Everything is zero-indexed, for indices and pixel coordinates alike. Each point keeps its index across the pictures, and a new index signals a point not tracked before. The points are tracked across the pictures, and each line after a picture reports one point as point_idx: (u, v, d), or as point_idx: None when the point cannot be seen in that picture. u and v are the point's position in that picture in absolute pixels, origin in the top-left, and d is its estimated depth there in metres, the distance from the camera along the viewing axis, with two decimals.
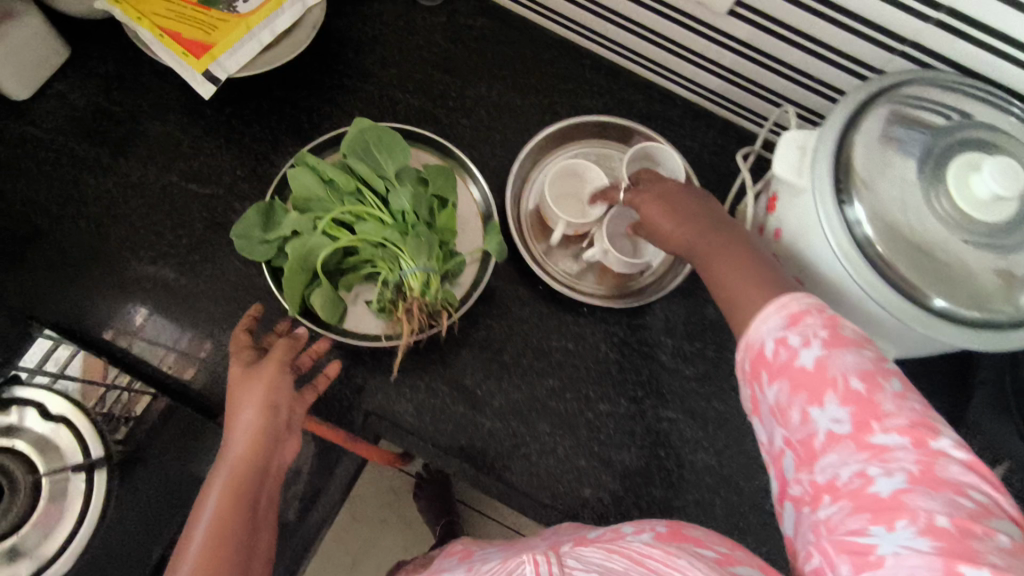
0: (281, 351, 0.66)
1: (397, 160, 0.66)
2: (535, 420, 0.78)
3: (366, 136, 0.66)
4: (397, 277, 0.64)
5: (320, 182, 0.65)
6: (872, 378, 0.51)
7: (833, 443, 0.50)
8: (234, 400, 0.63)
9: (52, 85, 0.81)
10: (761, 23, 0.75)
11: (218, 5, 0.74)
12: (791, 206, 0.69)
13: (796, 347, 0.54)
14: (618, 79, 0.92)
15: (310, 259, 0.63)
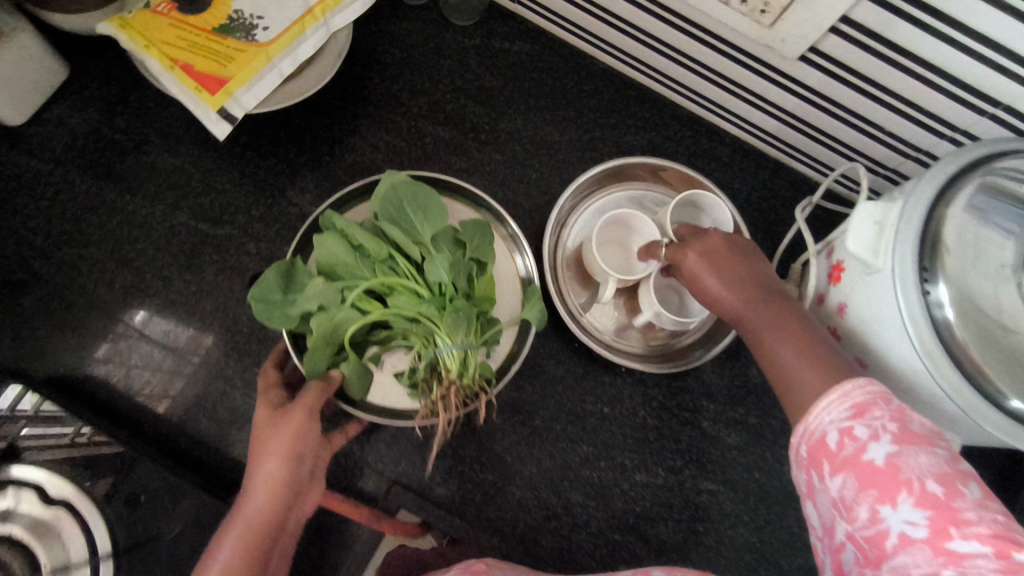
0: (314, 396, 0.54)
1: (432, 223, 0.61)
2: (567, 491, 0.73)
3: (399, 196, 0.60)
4: (432, 355, 0.59)
5: (348, 246, 0.59)
6: (955, 481, 0.42)
7: (905, 548, 0.41)
8: (255, 445, 0.52)
9: (49, 108, 0.74)
10: (833, 72, 0.68)
11: (235, 34, 0.66)
12: (861, 285, 0.63)
13: (863, 439, 0.44)
14: (663, 112, 0.85)
15: (336, 335, 0.57)
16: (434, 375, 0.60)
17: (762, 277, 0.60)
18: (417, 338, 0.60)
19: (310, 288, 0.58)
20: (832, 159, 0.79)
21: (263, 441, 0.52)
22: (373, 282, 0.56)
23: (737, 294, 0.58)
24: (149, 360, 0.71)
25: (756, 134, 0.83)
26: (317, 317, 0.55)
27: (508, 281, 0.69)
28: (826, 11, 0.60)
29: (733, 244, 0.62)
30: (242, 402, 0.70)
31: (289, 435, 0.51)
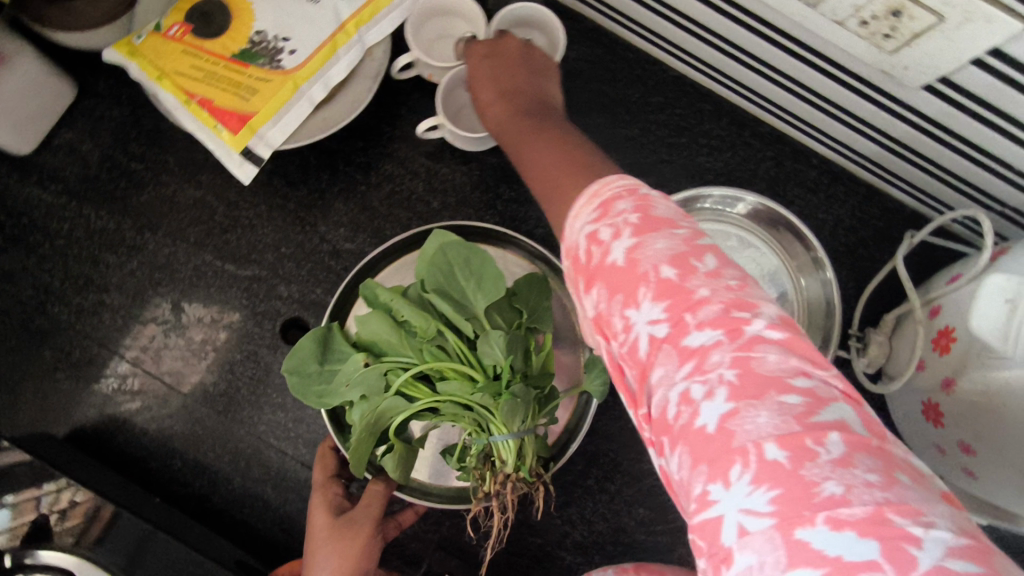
0: (377, 504, 0.53)
1: (486, 292, 0.52)
2: (620, 556, 0.69)
3: (448, 261, 0.52)
4: (486, 443, 0.53)
5: (393, 324, 0.52)
6: (690, 261, 0.35)
7: (656, 354, 0.34)
8: (316, 556, 0.51)
9: (58, 133, 0.67)
10: (963, 105, 0.56)
11: (258, 60, 0.58)
12: (976, 367, 0.55)
13: (607, 241, 0.37)
14: (743, 129, 0.75)
15: (380, 425, 0.51)
16: (487, 464, 0.54)
17: (540, 93, 0.57)
18: (468, 423, 0.53)
19: (351, 372, 0.52)
20: (939, 191, 0.69)
21: (325, 554, 0.51)
22: (422, 370, 0.49)
23: (502, 97, 0.57)
24: (176, 410, 0.66)
25: (848, 156, 0.73)
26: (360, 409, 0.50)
27: (566, 343, 0.64)
28: (971, 44, 0.48)
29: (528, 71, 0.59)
30: (276, 461, 0.66)
31: (360, 543, 0.52)
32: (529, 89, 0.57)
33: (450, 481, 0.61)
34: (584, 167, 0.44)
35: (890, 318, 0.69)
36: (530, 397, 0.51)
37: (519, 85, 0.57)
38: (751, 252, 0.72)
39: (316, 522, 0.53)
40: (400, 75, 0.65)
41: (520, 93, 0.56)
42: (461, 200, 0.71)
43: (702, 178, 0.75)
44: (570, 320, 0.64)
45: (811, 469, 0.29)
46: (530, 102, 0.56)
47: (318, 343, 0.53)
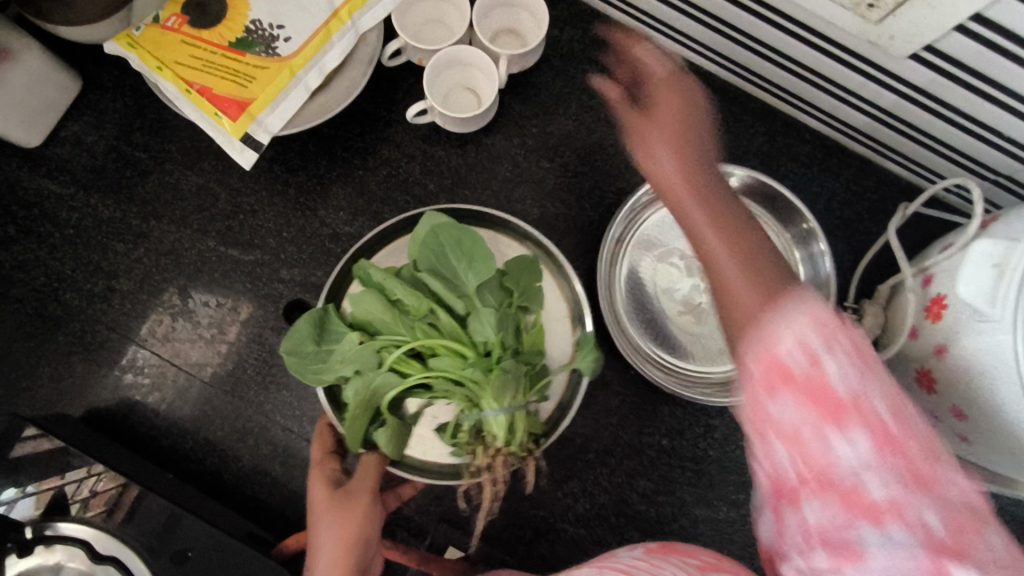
0: (373, 472, 0.55)
1: (478, 271, 0.53)
2: (622, 528, 0.69)
3: (439, 243, 0.53)
4: (477, 418, 0.55)
5: (386, 303, 0.54)
6: (897, 402, 0.35)
7: (851, 469, 0.34)
8: (319, 519, 0.53)
9: (65, 126, 0.70)
10: (950, 73, 0.56)
11: (254, 48, 0.60)
12: (968, 332, 0.56)
13: (818, 356, 0.34)
14: (733, 104, 0.76)
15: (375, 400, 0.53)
16: (478, 439, 0.56)
17: (694, 137, 0.47)
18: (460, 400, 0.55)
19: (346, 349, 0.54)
20: (931, 160, 0.69)
21: (328, 517, 0.52)
22: (411, 346, 0.51)
23: (650, 140, 0.48)
24: (185, 392, 0.69)
25: (841, 129, 0.73)
26: (354, 384, 0.52)
27: (557, 323, 0.65)
28: (953, 10, 0.48)
29: (665, 64, 0.53)
30: (283, 438, 0.68)
31: (361, 510, 0.53)
32: (680, 126, 0.48)
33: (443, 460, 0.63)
34: (767, 266, 0.42)
35: (885, 288, 0.69)
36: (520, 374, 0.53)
37: (669, 119, 0.48)
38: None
39: (315, 500, 0.54)
40: (389, 61, 0.68)
41: (672, 130, 0.47)
42: (457, 181, 0.72)
43: None
44: (562, 300, 0.65)
45: (975, 553, 0.32)
46: (681, 146, 0.47)
47: (315, 324, 0.54)
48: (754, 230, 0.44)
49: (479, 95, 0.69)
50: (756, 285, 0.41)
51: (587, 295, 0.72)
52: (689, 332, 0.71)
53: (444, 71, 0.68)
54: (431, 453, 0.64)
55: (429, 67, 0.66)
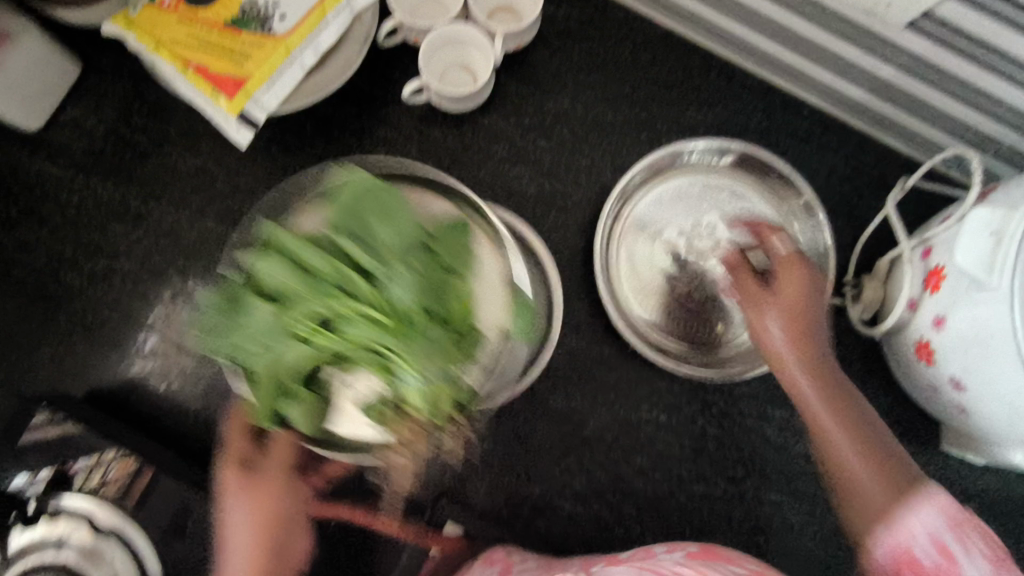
0: (285, 449, 0.54)
1: (394, 228, 0.42)
2: (619, 504, 0.70)
3: (352, 200, 0.42)
4: (399, 391, 0.44)
5: (296, 265, 0.43)
6: (1000, 566, 0.47)
7: None
8: (229, 508, 0.54)
9: (65, 109, 0.71)
10: (948, 42, 0.57)
11: (250, 27, 0.60)
12: (966, 301, 0.55)
13: (958, 561, 0.46)
14: (732, 83, 0.75)
15: (283, 372, 0.43)
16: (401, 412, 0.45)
17: (814, 315, 0.57)
18: (371, 365, 0.43)
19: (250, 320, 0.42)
20: (931, 133, 0.69)
21: (238, 505, 0.54)
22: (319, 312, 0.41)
23: (781, 320, 0.57)
24: (185, 371, 0.69)
25: (839, 104, 0.73)
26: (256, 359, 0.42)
27: (489, 282, 0.50)
28: None
29: (789, 244, 0.61)
30: None
31: (274, 490, 0.54)
32: (805, 306, 0.57)
33: (367, 436, 0.47)
34: (882, 456, 0.52)
35: (884, 264, 0.69)
36: (441, 340, 0.42)
37: (807, 325, 0.57)
38: (742, 207, 0.73)
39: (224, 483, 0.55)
40: (386, 42, 0.69)
41: (799, 316, 0.57)
42: (454, 161, 0.72)
43: (694, 133, 0.74)
44: (495, 264, 0.51)
45: None
46: (809, 338, 0.57)
47: (225, 298, 0.44)
48: (864, 408, 0.55)
49: (475, 73, 0.69)
50: (877, 473, 0.51)
51: (585, 274, 0.72)
52: (688, 313, 0.72)
53: (439, 51, 0.68)
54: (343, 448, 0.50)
55: (426, 46, 0.67)
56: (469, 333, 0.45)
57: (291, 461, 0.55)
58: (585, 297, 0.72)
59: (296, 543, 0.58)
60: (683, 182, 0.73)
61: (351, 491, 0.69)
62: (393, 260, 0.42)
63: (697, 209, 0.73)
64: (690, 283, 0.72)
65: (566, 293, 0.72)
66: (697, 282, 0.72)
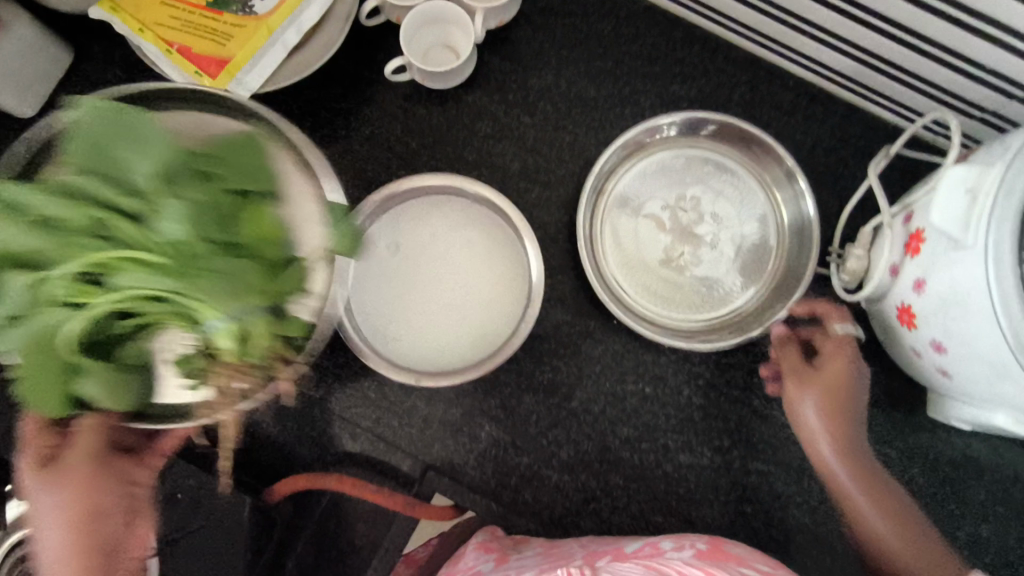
0: (91, 438, 0.46)
1: (150, 155, 0.39)
2: (605, 474, 0.71)
3: (93, 137, 0.38)
4: (200, 335, 0.46)
5: (19, 222, 0.40)
6: None
7: None
8: (36, 518, 0.44)
9: (57, 97, 0.72)
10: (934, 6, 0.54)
11: (232, 7, 0.62)
12: (944, 262, 0.55)
13: None
14: (715, 55, 0.75)
15: (56, 344, 0.41)
16: (209, 357, 0.48)
17: (854, 404, 0.62)
18: (177, 319, 0.45)
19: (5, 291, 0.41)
20: (917, 102, 0.67)
21: (43, 510, 0.44)
22: (78, 262, 0.40)
23: (821, 405, 0.62)
24: None
25: (823, 74, 0.71)
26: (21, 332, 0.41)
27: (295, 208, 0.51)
28: None
29: (840, 329, 0.65)
30: None
31: (84, 481, 0.44)
32: (844, 393, 0.62)
33: (189, 398, 0.51)
34: (909, 530, 0.58)
35: (864, 233, 0.67)
36: (245, 270, 0.41)
37: (845, 413, 0.61)
38: (727, 178, 0.74)
39: (25, 483, 0.45)
40: (369, 21, 0.70)
41: (838, 403, 0.62)
42: (438, 139, 0.73)
43: (677, 106, 0.75)
44: (305, 197, 0.53)
45: None
46: (847, 424, 0.61)
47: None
48: (895, 487, 0.61)
49: (458, 51, 0.70)
50: (911, 551, 0.57)
51: (570, 248, 0.72)
52: (672, 283, 0.72)
53: (421, 29, 0.69)
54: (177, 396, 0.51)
55: (404, 26, 0.67)
56: (284, 256, 0.45)
57: (101, 448, 0.46)
58: (570, 271, 0.72)
59: (128, 556, 0.46)
60: (666, 155, 0.74)
61: (343, 463, 0.71)
62: (160, 196, 0.40)
63: (682, 180, 0.74)
64: (675, 253, 0.72)
65: (551, 267, 0.72)
66: (682, 251, 0.72)
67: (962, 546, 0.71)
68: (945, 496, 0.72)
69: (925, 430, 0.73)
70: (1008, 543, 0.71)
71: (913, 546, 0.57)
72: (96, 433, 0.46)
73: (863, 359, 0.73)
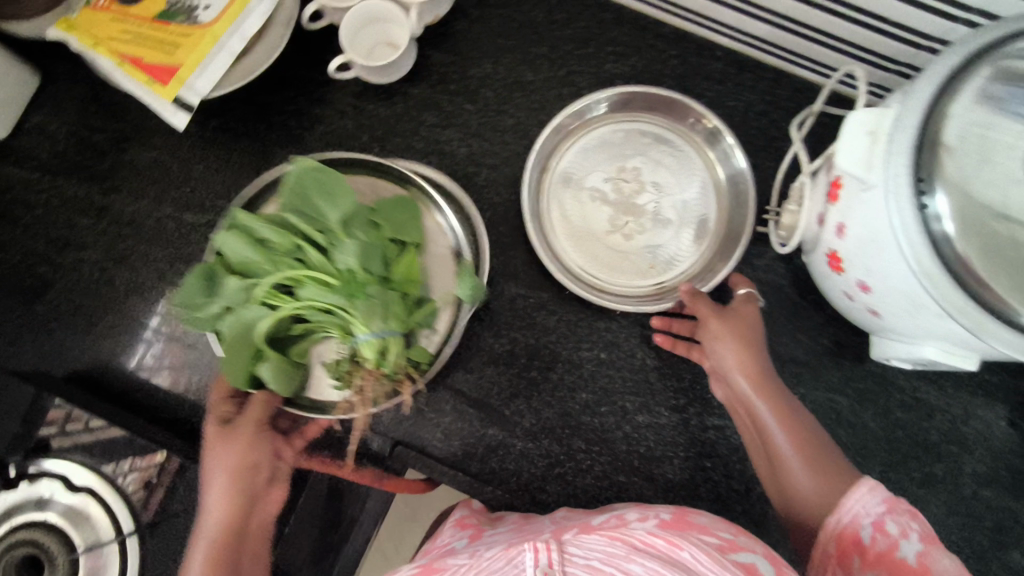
0: (259, 409, 0.64)
1: (338, 209, 0.59)
2: (568, 438, 0.73)
3: (303, 190, 0.59)
4: (351, 343, 0.63)
5: (251, 243, 0.60)
6: (933, 545, 0.54)
7: (883, 562, 0.53)
8: (207, 459, 0.62)
9: (29, 118, 0.77)
10: None
11: (177, 19, 0.66)
12: (857, 202, 0.58)
13: (896, 535, 0.54)
14: (645, 33, 0.78)
15: (252, 333, 0.59)
16: (354, 362, 0.64)
17: (761, 344, 0.65)
18: (338, 328, 0.63)
19: (227, 289, 0.60)
20: (836, 60, 0.70)
21: (214, 457, 0.62)
22: (277, 277, 0.58)
23: (732, 338, 0.65)
24: (153, 346, 0.75)
25: (748, 42, 0.75)
26: (229, 320, 0.58)
27: (439, 253, 0.72)
28: None
29: (746, 287, 0.70)
30: None
31: (247, 441, 0.63)
32: (752, 332, 0.66)
33: (332, 395, 0.69)
34: (822, 459, 0.60)
35: (792, 188, 0.71)
36: (390, 299, 0.61)
37: (755, 348, 0.64)
38: (666, 148, 0.77)
39: (207, 435, 0.63)
40: (312, 24, 0.73)
41: (748, 338, 0.65)
42: (387, 131, 0.77)
43: (612, 84, 0.78)
44: (444, 237, 0.72)
45: None
46: (760, 359, 0.64)
47: (202, 279, 0.61)
48: (809, 420, 0.63)
49: (397, 45, 0.74)
50: (822, 473, 0.59)
51: (519, 224, 0.76)
52: (620, 251, 0.76)
53: (362, 31, 0.73)
54: (318, 388, 0.69)
55: (341, 32, 0.71)
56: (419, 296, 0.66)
57: (261, 419, 0.64)
58: (521, 246, 0.76)
59: (264, 507, 0.65)
60: (606, 131, 0.77)
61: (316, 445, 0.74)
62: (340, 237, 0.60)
63: (623, 153, 0.77)
64: (621, 223, 0.76)
65: (503, 244, 0.76)
66: (627, 220, 0.76)
67: (917, 482, 0.74)
68: (900, 437, 0.74)
69: (874, 375, 0.75)
70: (961, 476, 0.73)
71: (824, 471, 0.59)
72: (262, 404, 0.64)
73: (809, 311, 0.76)
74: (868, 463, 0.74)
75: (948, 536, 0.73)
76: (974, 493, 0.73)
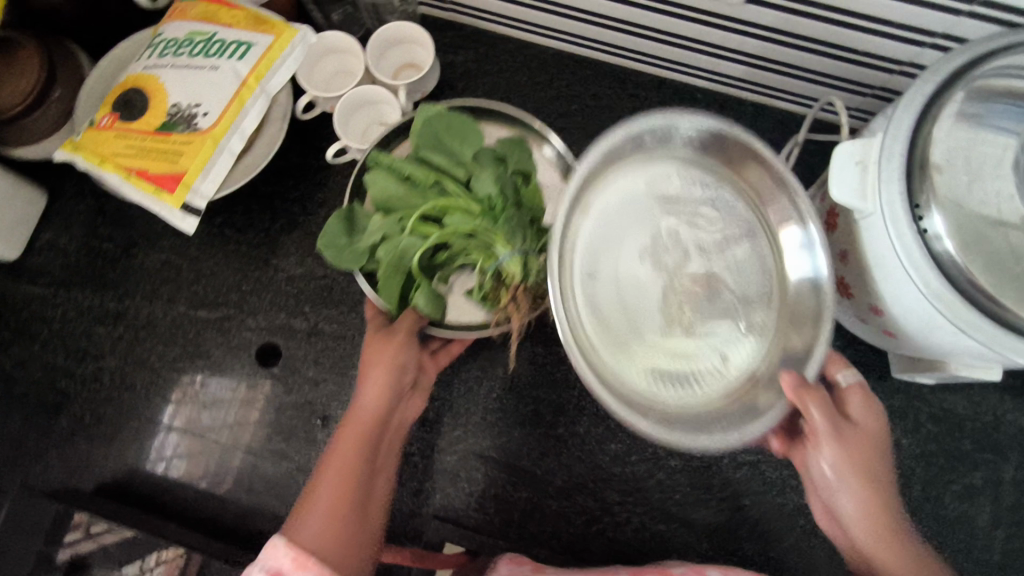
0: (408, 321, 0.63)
1: (472, 144, 0.61)
2: (603, 492, 0.73)
3: (435, 130, 0.60)
4: (496, 265, 0.62)
5: (394, 179, 0.61)
6: None
7: None
8: (365, 360, 0.62)
9: (40, 236, 0.79)
10: (808, 12, 0.60)
11: (178, 127, 0.68)
12: (859, 231, 0.58)
13: None
14: (625, 84, 0.81)
15: (404, 261, 0.59)
16: (501, 282, 0.63)
17: (883, 475, 0.57)
18: (481, 252, 0.62)
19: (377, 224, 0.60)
20: (814, 91, 0.73)
21: (370, 355, 0.62)
22: (422, 208, 0.59)
23: (845, 472, 0.56)
24: (177, 448, 0.75)
25: (725, 82, 0.78)
26: (384, 247, 0.59)
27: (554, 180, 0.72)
28: None
29: (853, 380, 0.60)
30: (273, 471, 0.73)
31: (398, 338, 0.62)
32: (873, 458, 0.57)
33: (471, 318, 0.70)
34: None
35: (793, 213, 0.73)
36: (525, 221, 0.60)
37: (875, 484, 0.56)
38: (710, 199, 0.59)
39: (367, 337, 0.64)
40: (306, 115, 0.76)
41: (866, 468, 0.56)
42: None
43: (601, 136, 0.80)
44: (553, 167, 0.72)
45: None
46: (879, 494, 0.56)
47: (344, 220, 0.62)
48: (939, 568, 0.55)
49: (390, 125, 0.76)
50: None
51: None
52: (681, 354, 0.56)
53: (355, 114, 0.75)
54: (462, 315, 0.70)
55: (336, 120, 0.73)
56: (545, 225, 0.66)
57: (413, 328, 0.63)
58: None
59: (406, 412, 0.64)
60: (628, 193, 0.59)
61: None
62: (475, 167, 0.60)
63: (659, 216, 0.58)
64: (676, 318, 0.57)
65: None
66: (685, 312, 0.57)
67: (958, 496, 0.73)
68: (933, 451, 0.74)
69: (899, 392, 0.75)
70: (1000, 485, 0.73)
71: None
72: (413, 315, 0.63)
73: None
74: (908, 484, 0.73)
75: (1000, 548, 0.72)
76: (1016, 501, 0.72)
